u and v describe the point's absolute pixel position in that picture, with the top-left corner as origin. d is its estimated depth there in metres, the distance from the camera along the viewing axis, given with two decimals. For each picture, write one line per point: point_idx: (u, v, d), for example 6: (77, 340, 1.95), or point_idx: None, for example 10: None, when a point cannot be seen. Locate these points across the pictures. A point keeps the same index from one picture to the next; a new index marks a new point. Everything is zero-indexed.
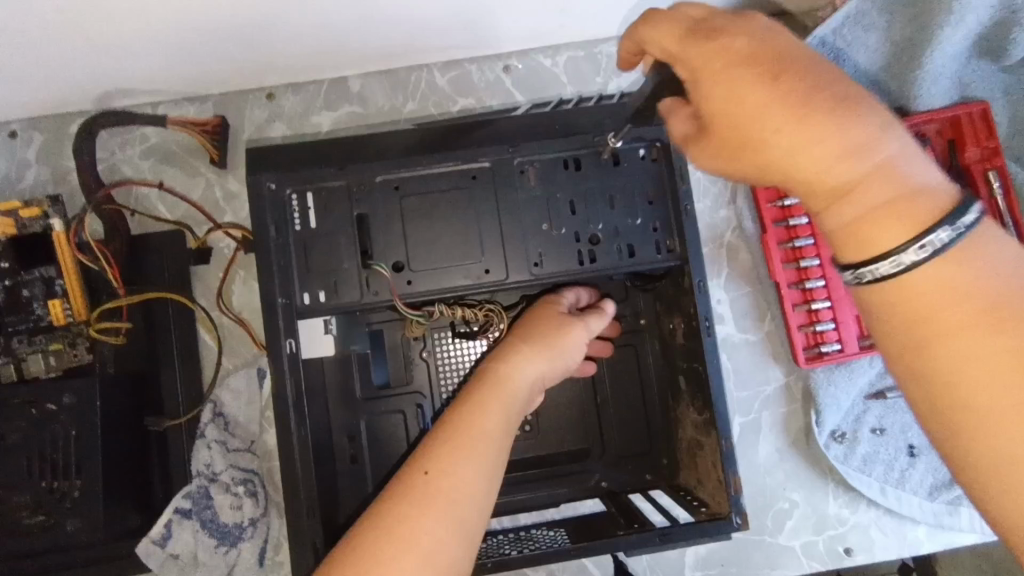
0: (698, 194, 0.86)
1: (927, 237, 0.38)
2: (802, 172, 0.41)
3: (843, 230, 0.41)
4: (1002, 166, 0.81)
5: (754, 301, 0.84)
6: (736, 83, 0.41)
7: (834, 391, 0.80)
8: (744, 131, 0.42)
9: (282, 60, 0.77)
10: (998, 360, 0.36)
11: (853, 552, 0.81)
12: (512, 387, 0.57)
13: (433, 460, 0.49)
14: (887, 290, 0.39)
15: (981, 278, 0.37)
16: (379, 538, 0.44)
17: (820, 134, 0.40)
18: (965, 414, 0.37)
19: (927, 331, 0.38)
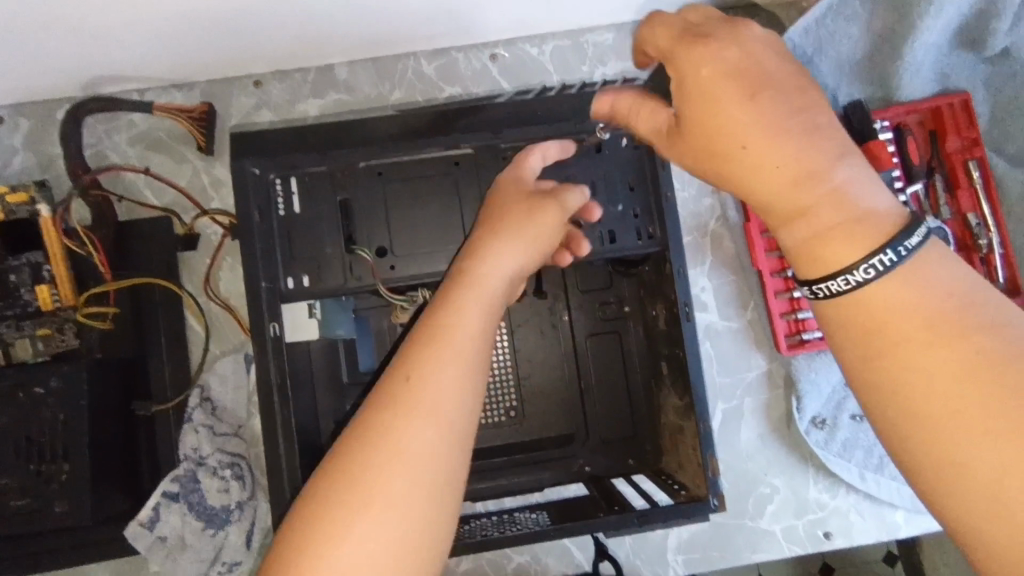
0: (680, 183, 0.87)
1: (877, 257, 0.38)
2: (764, 189, 0.42)
3: (796, 247, 0.41)
4: (983, 156, 0.82)
5: (736, 289, 0.86)
6: (711, 98, 0.42)
7: (816, 377, 0.81)
8: (714, 147, 0.42)
9: (268, 47, 0.77)
10: (949, 369, 0.36)
11: (833, 535, 0.83)
12: (484, 284, 0.52)
13: (411, 363, 0.45)
14: (839, 305, 0.40)
15: (928, 291, 0.38)
16: (360, 450, 0.42)
17: (780, 156, 0.40)
18: (915, 421, 0.37)
19: (878, 344, 0.38)
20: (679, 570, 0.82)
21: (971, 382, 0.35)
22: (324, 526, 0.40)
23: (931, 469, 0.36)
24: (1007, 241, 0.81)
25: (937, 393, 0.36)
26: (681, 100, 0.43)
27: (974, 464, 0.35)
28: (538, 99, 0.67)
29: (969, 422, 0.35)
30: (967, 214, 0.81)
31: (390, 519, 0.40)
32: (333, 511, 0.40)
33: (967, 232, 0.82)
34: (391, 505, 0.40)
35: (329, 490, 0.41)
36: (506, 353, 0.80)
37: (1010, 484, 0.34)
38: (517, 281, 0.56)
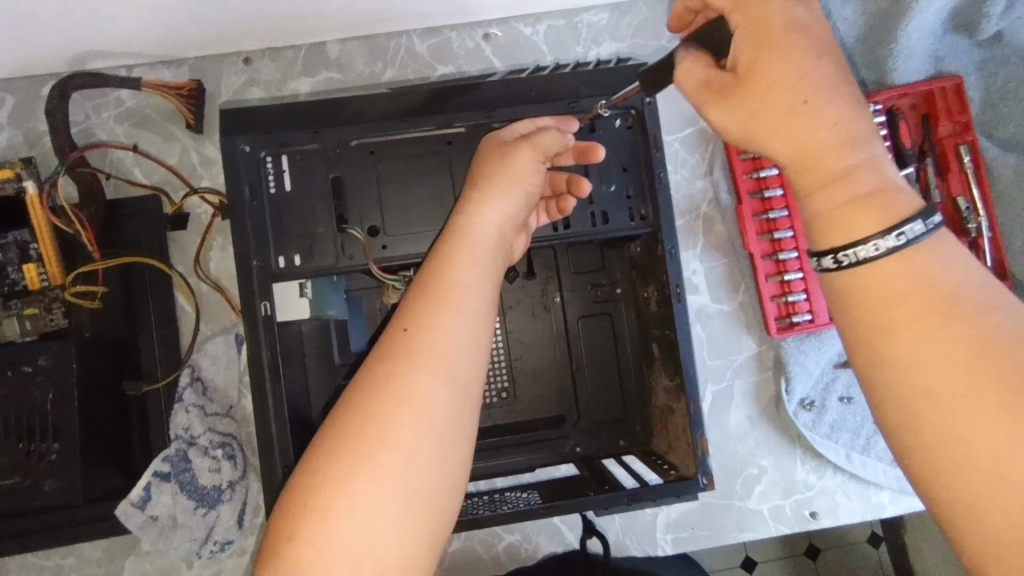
0: (675, 165, 0.87)
1: (906, 226, 0.39)
2: (804, 149, 0.42)
3: (825, 213, 0.42)
4: (974, 140, 0.82)
5: (729, 271, 0.86)
6: (783, 48, 0.42)
7: (804, 358, 0.83)
8: (774, 95, 0.42)
9: (259, 24, 0.77)
10: (955, 348, 0.37)
11: (819, 515, 0.84)
12: (477, 235, 0.52)
13: (411, 315, 0.46)
14: (860, 274, 0.40)
15: (942, 269, 0.39)
16: (366, 396, 0.42)
17: (826, 118, 0.42)
18: (918, 396, 0.37)
19: (896, 318, 0.38)
20: (668, 548, 0.83)
21: (979, 361, 0.36)
22: (334, 468, 0.40)
23: (929, 442, 0.37)
24: (996, 224, 0.82)
25: (947, 368, 0.37)
26: (747, 44, 0.44)
27: (973, 439, 0.35)
28: (532, 79, 0.67)
29: (974, 400, 0.36)
30: (958, 197, 0.82)
31: (400, 461, 0.41)
32: (344, 454, 0.41)
33: (957, 217, 0.83)
34: (400, 447, 0.41)
35: (337, 436, 0.41)
36: (507, 332, 0.80)
37: (1011, 459, 0.34)
38: (505, 231, 0.55)
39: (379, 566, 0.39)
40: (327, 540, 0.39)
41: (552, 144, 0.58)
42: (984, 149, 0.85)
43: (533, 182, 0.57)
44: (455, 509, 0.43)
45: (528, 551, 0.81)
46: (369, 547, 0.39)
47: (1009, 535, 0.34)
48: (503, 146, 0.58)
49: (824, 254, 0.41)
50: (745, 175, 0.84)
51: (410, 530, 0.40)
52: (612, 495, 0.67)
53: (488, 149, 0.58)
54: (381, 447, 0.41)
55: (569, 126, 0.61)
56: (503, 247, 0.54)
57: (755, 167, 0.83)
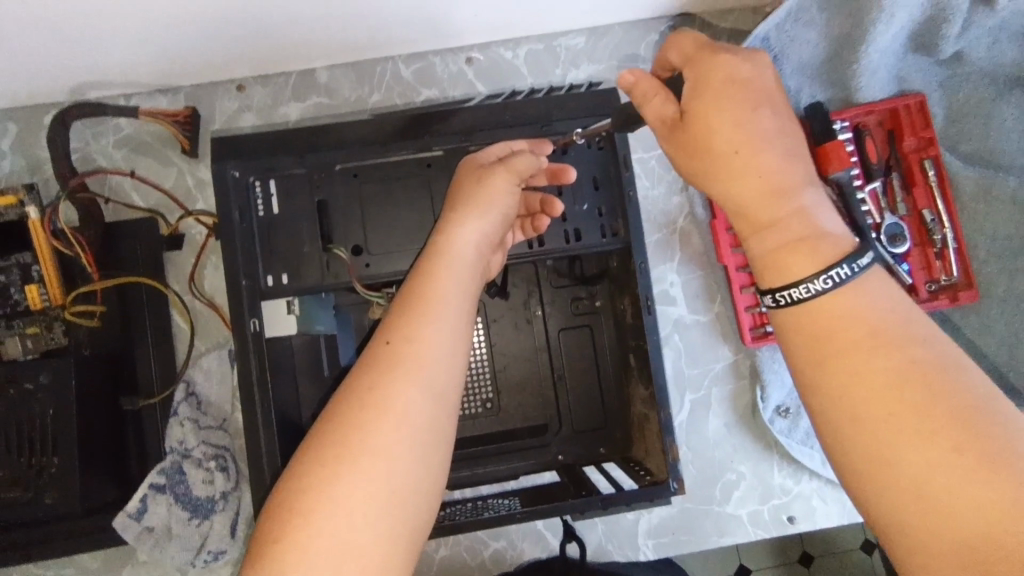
0: (651, 181, 0.90)
1: (832, 269, 0.43)
2: (744, 195, 0.47)
3: (761, 256, 0.46)
4: (938, 154, 0.86)
5: (705, 283, 0.89)
6: (722, 101, 0.47)
7: (778, 367, 0.86)
8: (714, 146, 0.47)
9: (250, 53, 0.81)
10: (886, 377, 0.40)
11: (796, 520, 0.86)
12: (456, 253, 0.55)
13: (394, 329, 0.49)
14: (795, 313, 0.44)
15: (872, 305, 0.42)
16: (351, 405, 0.45)
17: (757, 168, 0.46)
18: (854, 423, 0.40)
19: (832, 348, 0.42)
20: (650, 554, 0.85)
21: (904, 389, 0.39)
22: (319, 472, 0.43)
23: (865, 464, 0.40)
24: (960, 235, 0.85)
25: (879, 396, 0.40)
26: (692, 93, 0.48)
27: (904, 460, 0.38)
28: (506, 104, 0.70)
29: (905, 424, 0.39)
30: (923, 210, 0.86)
31: (381, 465, 0.44)
32: (329, 459, 0.43)
33: (923, 228, 0.86)
34: (382, 452, 0.44)
35: (322, 443, 0.44)
36: (485, 352, 0.84)
37: (938, 473, 0.37)
38: (482, 250, 0.58)
39: (360, 563, 0.41)
40: (313, 539, 0.41)
41: (524, 166, 0.61)
42: (947, 163, 0.88)
43: (508, 205, 0.61)
44: (432, 513, 0.46)
45: (513, 557, 0.83)
46: (352, 546, 0.42)
47: (936, 548, 0.37)
48: (479, 169, 0.61)
49: (766, 293, 0.45)
50: None
51: (390, 531, 0.43)
52: (588, 506, 0.70)
53: (465, 173, 0.62)
54: (363, 451, 0.44)
55: (541, 147, 0.65)
56: (481, 265, 0.57)
57: None
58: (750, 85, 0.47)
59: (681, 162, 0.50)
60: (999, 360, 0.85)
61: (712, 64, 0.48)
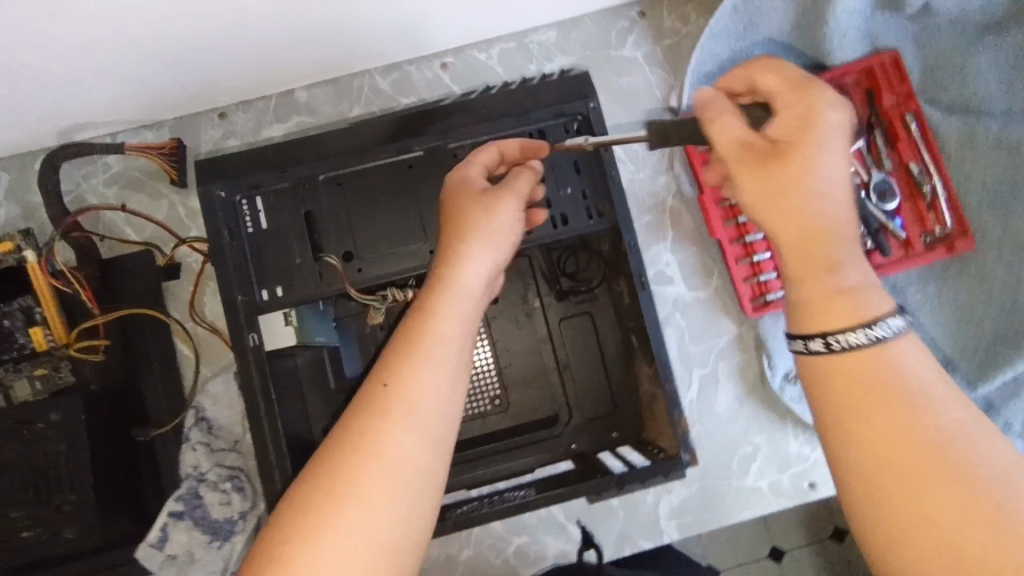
0: (636, 165, 0.91)
1: (880, 322, 0.44)
2: (805, 223, 0.47)
3: (813, 297, 0.46)
4: (917, 108, 0.87)
5: (701, 259, 0.89)
6: (821, 134, 0.48)
7: (782, 333, 0.85)
8: (803, 172, 0.47)
9: (229, 81, 0.82)
10: (920, 439, 0.40)
11: (818, 486, 0.85)
12: (462, 286, 0.55)
13: (391, 370, 0.49)
14: (843, 360, 0.44)
15: (908, 369, 0.43)
16: (341, 453, 0.46)
17: (831, 204, 0.47)
18: (886, 479, 0.41)
19: (868, 403, 0.42)
20: (674, 535, 0.85)
21: (937, 453, 0.40)
22: (306, 521, 0.44)
23: (892, 520, 0.40)
24: (950, 185, 0.86)
25: (914, 457, 0.40)
26: (798, 125, 0.49)
27: (933, 523, 0.39)
28: (480, 99, 0.71)
29: (937, 488, 0.39)
30: (910, 164, 0.86)
31: (367, 516, 0.45)
32: (317, 504, 0.45)
33: (912, 183, 0.87)
34: (368, 504, 0.45)
35: (311, 488, 0.45)
36: (493, 351, 0.84)
37: (963, 538, 0.38)
38: (489, 280, 0.57)
39: None
40: None
41: (523, 188, 0.61)
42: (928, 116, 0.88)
43: (513, 231, 0.59)
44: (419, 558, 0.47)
45: (536, 552, 0.83)
46: None
47: None
48: (483, 192, 0.59)
49: (816, 337, 0.45)
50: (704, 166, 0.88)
51: None
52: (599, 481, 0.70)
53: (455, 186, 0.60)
54: (349, 502, 0.45)
55: (536, 146, 0.65)
56: (486, 296, 0.57)
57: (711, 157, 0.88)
58: (830, 128, 0.48)
59: (751, 182, 0.49)
60: (1008, 307, 0.83)
61: (806, 101, 0.50)
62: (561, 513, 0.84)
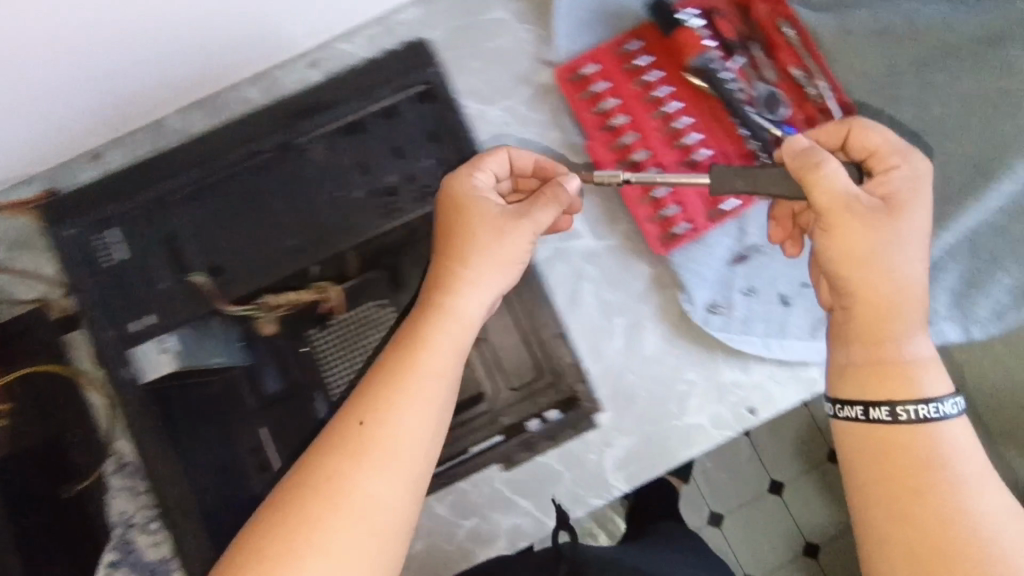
0: (522, 125, 0.89)
1: (936, 403, 0.61)
2: (868, 287, 0.63)
3: (868, 364, 0.63)
4: (791, 13, 0.84)
5: (603, 206, 0.87)
6: (914, 216, 0.64)
7: (695, 264, 0.84)
8: (903, 229, 0.63)
9: (90, 119, 0.80)
10: (940, 514, 0.57)
11: (757, 410, 0.84)
12: (456, 316, 0.66)
13: (366, 410, 0.61)
14: (896, 431, 0.61)
15: (944, 446, 0.60)
16: (312, 492, 0.58)
17: (897, 284, 0.62)
18: (905, 518, 0.58)
19: (906, 484, 0.59)
20: (624, 487, 0.83)
21: (945, 525, 0.57)
22: (278, 552, 0.56)
23: (893, 547, 0.59)
24: (838, 84, 0.82)
25: (918, 504, 0.58)
26: (907, 183, 0.65)
27: (907, 542, 0.58)
28: (319, 90, 0.72)
29: (916, 523, 0.58)
30: (793, 71, 0.83)
31: (328, 550, 0.56)
32: (288, 538, 0.56)
33: (799, 89, 0.84)
34: (326, 543, 0.57)
35: (282, 525, 0.57)
36: (390, 337, 0.82)
37: (931, 550, 0.57)
38: (485, 312, 0.68)
39: None
40: None
41: (546, 218, 0.69)
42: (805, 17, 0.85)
43: (523, 256, 0.69)
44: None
45: (488, 531, 0.82)
46: None
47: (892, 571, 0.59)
48: (499, 219, 0.68)
49: (880, 406, 0.62)
50: (589, 112, 0.86)
51: None
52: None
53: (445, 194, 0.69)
54: (310, 544, 0.56)
55: (548, 168, 0.74)
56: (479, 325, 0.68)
57: (594, 102, 0.86)
58: (917, 199, 0.64)
59: (828, 249, 0.65)
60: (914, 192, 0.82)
61: (913, 163, 0.65)
62: (507, 487, 0.83)
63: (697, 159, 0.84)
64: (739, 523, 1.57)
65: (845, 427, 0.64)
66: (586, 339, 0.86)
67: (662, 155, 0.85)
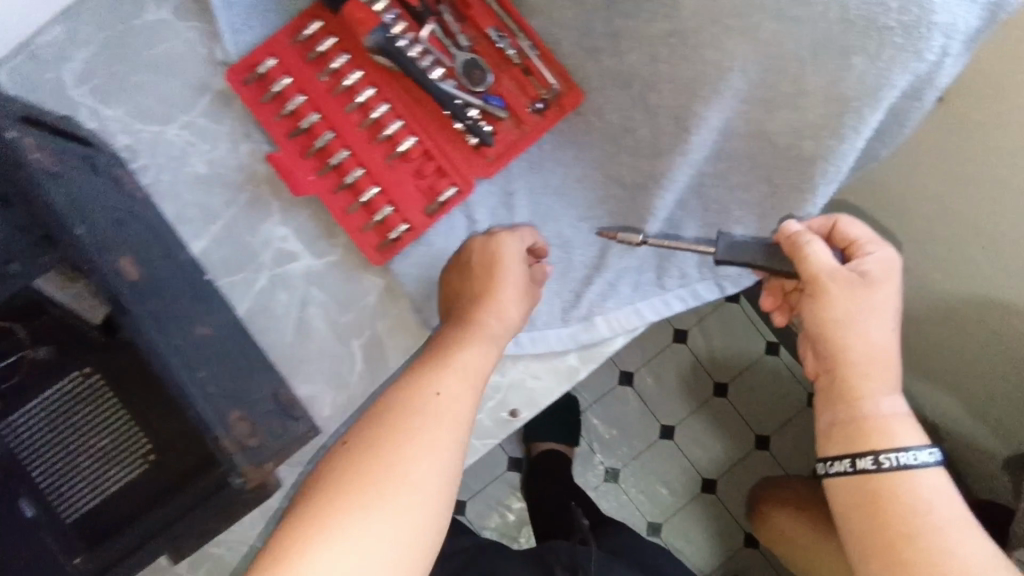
0: (207, 142, 0.75)
1: (905, 451, 0.58)
2: (850, 350, 0.60)
3: (855, 421, 0.60)
4: None
5: (318, 220, 0.77)
6: (881, 297, 0.60)
7: (420, 268, 0.76)
8: (845, 319, 0.60)
9: None
10: (938, 552, 0.53)
11: (519, 411, 0.78)
12: (486, 329, 0.67)
13: (434, 384, 0.60)
14: (872, 480, 0.58)
15: (934, 484, 0.56)
16: (387, 434, 0.56)
17: (879, 346, 0.60)
18: (903, 550, 0.55)
19: (903, 534, 0.55)
20: None
21: None
22: (353, 494, 0.52)
23: None
24: (539, 38, 0.73)
25: (901, 551, 0.55)
26: (862, 269, 0.61)
27: None
28: None
29: None
30: (487, 30, 0.73)
31: (384, 505, 0.52)
32: (359, 482, 0.53)
33: (498, 50, 0.74)
34: (392, 490, 0.53)
35: (355, 468, 0.54)
36: (54, 403, 0.67)
37: None
38: (501, 336, 0.68)
39: None
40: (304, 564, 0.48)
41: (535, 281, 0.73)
42: None
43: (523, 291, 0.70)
44: None
45: None
46: None
47: None
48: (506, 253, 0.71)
49: (863, 456, 0.59)
50: (275, 117, 0.75)
51: None
52: (211, 505, 0.64)
53: (482, 249, 0.72)
54: (379, 485, 0.53)
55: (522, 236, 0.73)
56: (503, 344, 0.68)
57: (277, 104, 0.75)
58: (884, 306, 0.60)
59: (810, 317, 0.62)
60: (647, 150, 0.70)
61: (880, 251, 0.62)
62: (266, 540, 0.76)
63: (402, 150, 0.75)
64: (635, 476, 1.38)
65: (839, 480, 0.60)
66: (322, 372, 0.76)
67: (364, 152, 0.75)
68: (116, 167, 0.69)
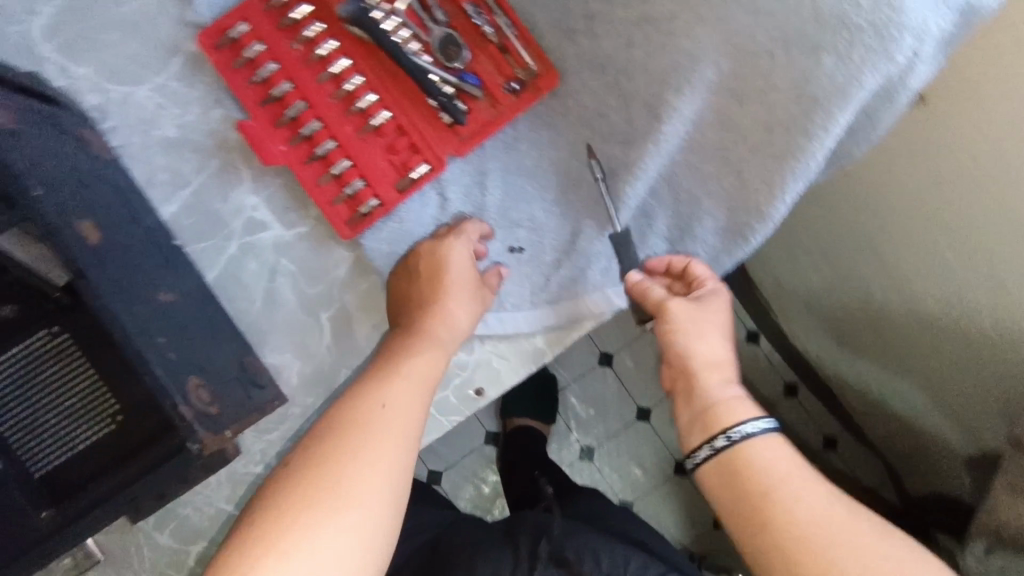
0: (178, 106, 0.74)
1: (744, 425, 0.63)
2: (693, 360, 0.68)
3: (712, 408, 0.65)
4: None
5: (289, 190, 0.76)
6: (711, 316, 0.69)
7: (391, 243, 0.76)
8: (686, 339, 0.68)
9: None
10: (791, 513, 0.57)
11: (485, 389, 0.79)
12: (435, 334, 0.71)
13: (382, 395, 0.65)
14: (726, 459, 0.62)
15: (774, 453, 0.61)
16: (336, 446, 0.61)
17: (715, 354, 0.68)
18: (762, 520, 0.58)
19: (762, 506, 0.59)
20: None
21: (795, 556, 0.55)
22: (306, 500, 0.58)
23: None
24: (516, 16, 0.73)
25: (762, 516, 0.58)
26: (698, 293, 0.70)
27: None
28: None
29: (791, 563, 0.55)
30: (464, 6, 0.73)
31: (338, 507, 0.58)
32: (311, 491, 0.58)
33: (475, 26, 0.74)
34: (344, 496, 0.58)
35: (306, 478, 0.59)
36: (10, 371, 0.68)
37: None
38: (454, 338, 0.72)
39: None
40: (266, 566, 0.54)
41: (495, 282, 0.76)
42: None
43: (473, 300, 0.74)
44: None
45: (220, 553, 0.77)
46: None
47: None
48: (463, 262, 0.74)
49: (717, 436, 0.63)
50: (247, 84, 0.74)
51: None
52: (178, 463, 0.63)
53: (430, 256, 0.74)
54: (331, 492, 0.58)
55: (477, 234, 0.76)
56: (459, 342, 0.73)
57: (249, 71, 0.74)
58: (713, 320, 0.69)
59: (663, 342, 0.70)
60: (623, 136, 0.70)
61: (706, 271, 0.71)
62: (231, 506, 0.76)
63: (376, 124, 0.75)
64: (610, 455, 1.40)
65: (704, 467, 0.64)
66: (290, 341, 0.76)
67: (337, 124, 0.75)
68: (81, 128, 0.67)
